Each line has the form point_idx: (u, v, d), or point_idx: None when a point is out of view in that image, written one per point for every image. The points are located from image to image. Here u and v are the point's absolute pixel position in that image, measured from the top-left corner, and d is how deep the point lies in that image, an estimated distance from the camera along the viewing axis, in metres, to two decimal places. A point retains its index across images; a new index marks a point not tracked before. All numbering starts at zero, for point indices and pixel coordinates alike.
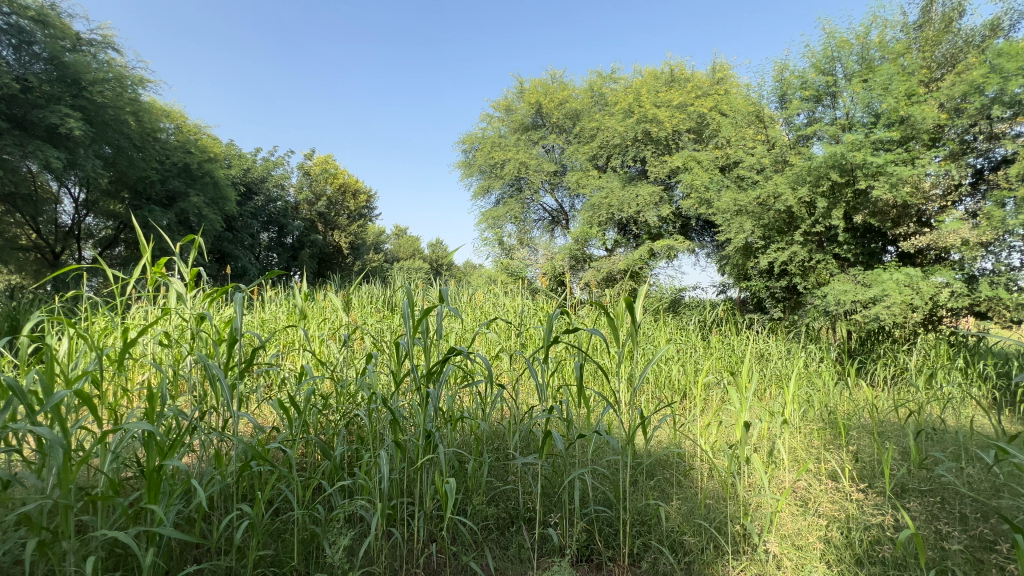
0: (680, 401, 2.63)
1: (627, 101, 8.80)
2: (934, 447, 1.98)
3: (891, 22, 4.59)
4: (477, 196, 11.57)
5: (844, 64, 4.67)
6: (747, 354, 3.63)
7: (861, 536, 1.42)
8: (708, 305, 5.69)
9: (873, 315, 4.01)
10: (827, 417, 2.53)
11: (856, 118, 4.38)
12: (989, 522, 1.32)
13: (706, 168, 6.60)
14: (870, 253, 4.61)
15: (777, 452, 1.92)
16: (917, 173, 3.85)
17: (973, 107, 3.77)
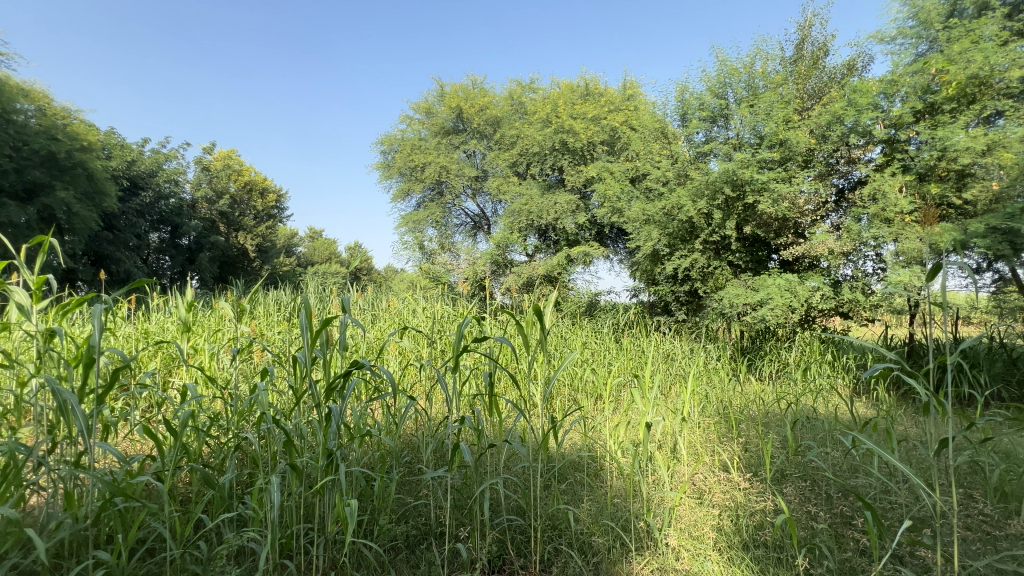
0: (593, 403, 2.73)
1: (545, 111, 9.06)
2: (808, 435, 2.22)
3: (772, 55, 5.17)
4: (397, 198, 11.25)
5: (734, 90, 5.18)
6: (655, 355, 3.87)
7: (748, 521, 1.54)
8: (621, 309, 5.99)
9: (760, 316, 4.46)
10: (722, 411, 2.76)
11: (745, 139, 4.87)
12: (849, 500, 1.50)
13: (618, 179, 6.96)
14: (758, 260, 5.12)
15: (678, 448, 2.04)
16: (794, 190, 4.36)
17: (836, 135, 4.36)
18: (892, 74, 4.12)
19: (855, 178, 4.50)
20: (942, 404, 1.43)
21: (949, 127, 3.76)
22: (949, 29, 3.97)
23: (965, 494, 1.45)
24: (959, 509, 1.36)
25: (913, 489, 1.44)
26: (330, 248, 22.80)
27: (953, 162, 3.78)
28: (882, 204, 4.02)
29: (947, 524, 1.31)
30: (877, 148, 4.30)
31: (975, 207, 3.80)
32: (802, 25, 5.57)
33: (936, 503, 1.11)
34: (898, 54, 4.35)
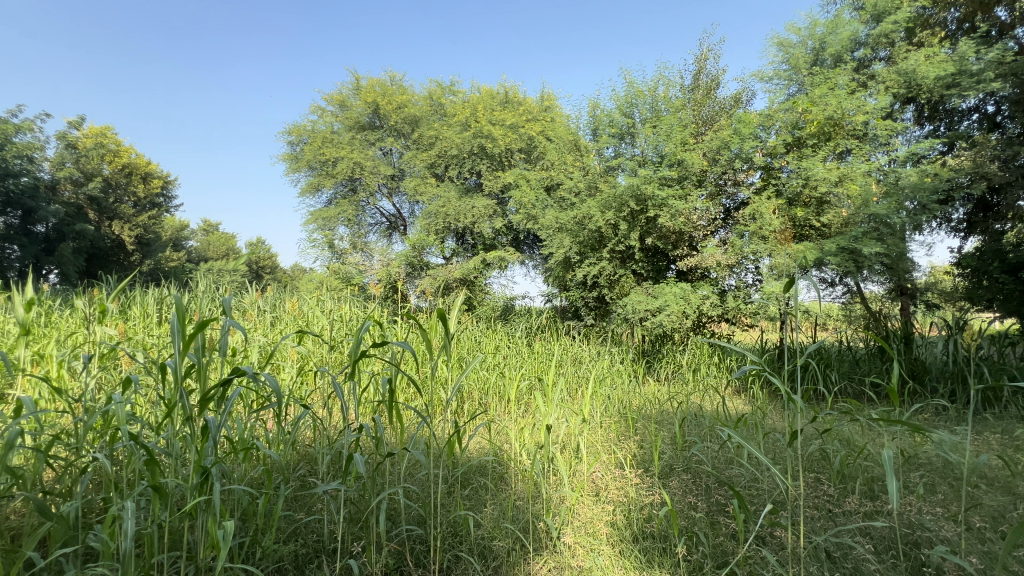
0: (500, 406, 2.75)
1: (464, 115, 9.05)
2: (695, 430, 2.42)
3: (673, 82, 5.63)
4: (305, 193, 10.56)
5: (640, 111, 5.58)
6: (563, 358, 4.01)
7: (638, 514, 1.64)
8: (535, 313, 6.15)
9: (658, 321, 4.81)
10: (622, 411, 2.92)
11: (648, 157, 5.25)
12: (724, 490, 1.65)
13: (534, 187, 7.15)
14: (658, 269, 5.53)
15: (579, 447, 2.13)
16: (689, 207, 4.78)
17: (724, 159, 4.83)
18: (768, 109, 4.72)
19: (736, 203, 5.04)
20: (798, 401, 1.63)
21: (811, 159, 4.36)
22: (815, 74, 4.83)
23: (813, 477, 1.68)
24: (808, 490, 1.57)
25: (774, 477, 1.63)
26: (227, 243, 20.79)
27: (814, 190, 4.38)
28: (760, 224, 4.50)
29: (799, 505, 1.50)
30: (757, 174, 4.85)
31: (830, 230, 4.44)
32: (699, 57, 6.14)
33: (790, 487, 1.27)
34: (773, 92, 5.01)
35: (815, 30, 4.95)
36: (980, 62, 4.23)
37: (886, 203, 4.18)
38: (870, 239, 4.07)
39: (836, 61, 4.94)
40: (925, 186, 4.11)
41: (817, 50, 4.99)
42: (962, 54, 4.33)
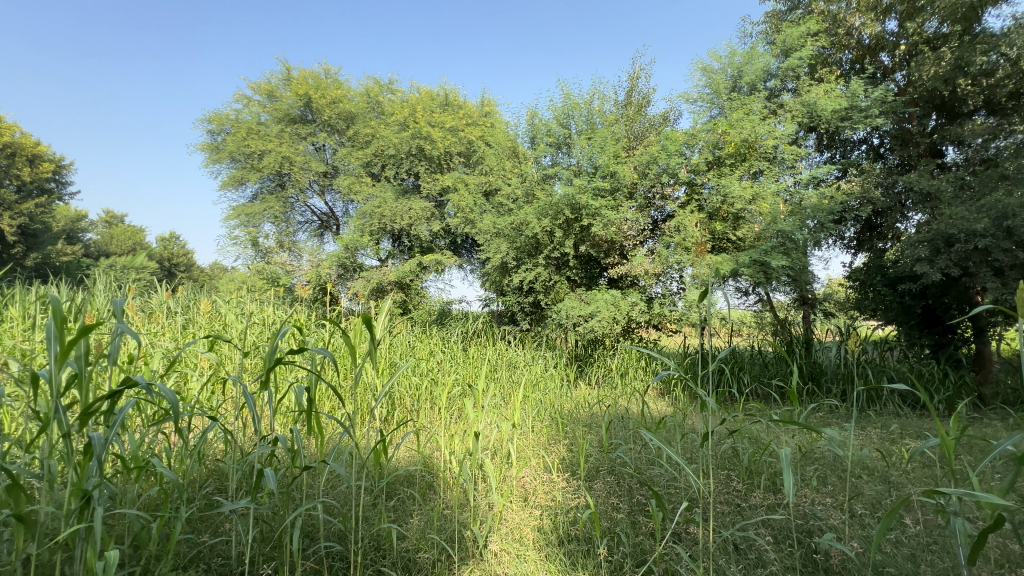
0: (432, 413, 2.70)
1: (402, 114, 8.86)
2: (620, 433, 2.51)
3: (607, 97, 5.87)
4: (227, 186, 9.83)
5: (576, 122, 5.77)
6: (498, 363, 4.02)
7: (564, 518, 1.66)
8: (471, 318, 6.12)
9: (590, 327, 4.97)
10: (553, 416, 2.97)
11: (583, 167, 5.42)
12: (645, 491, 1.72)
13: (472, 191, 7.13)
14: (591, 276, 5.70)
15: (509, 453, 2.13)
16: (620, 217, 4.98)
17: (652, 173, 5.10)
18: (692, 129, 5.06)
19: (663, 216, 5.31)
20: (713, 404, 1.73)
21: (729, 178, 4.72)
22: (733, 99, 5.25)
23: (723, 475, 1.80)
24: (718, 488, 1.68)
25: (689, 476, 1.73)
26: (134, 236, 18.85)
27: (731, 206, 4.73)
28: (683, 236, 4.77)
29: (711, 502, 1.59)
30: (682, 189, 5.16)
31: (744, 243, 4.81)
32: (631, 75, 6.44)
33: (703, 485, 1.35)
34: (697, 113, 5.38)
35: (733, 59, 5.37)
36: (868, 100, 4.81)
37: (791, 221, 4.61)
38: (777, 253, 4.47)
39: (751, 88, 5.39)
40: (823, 206, 4.58)
41: (735, 78, 5.41)
42: (854, 92, 4.89)
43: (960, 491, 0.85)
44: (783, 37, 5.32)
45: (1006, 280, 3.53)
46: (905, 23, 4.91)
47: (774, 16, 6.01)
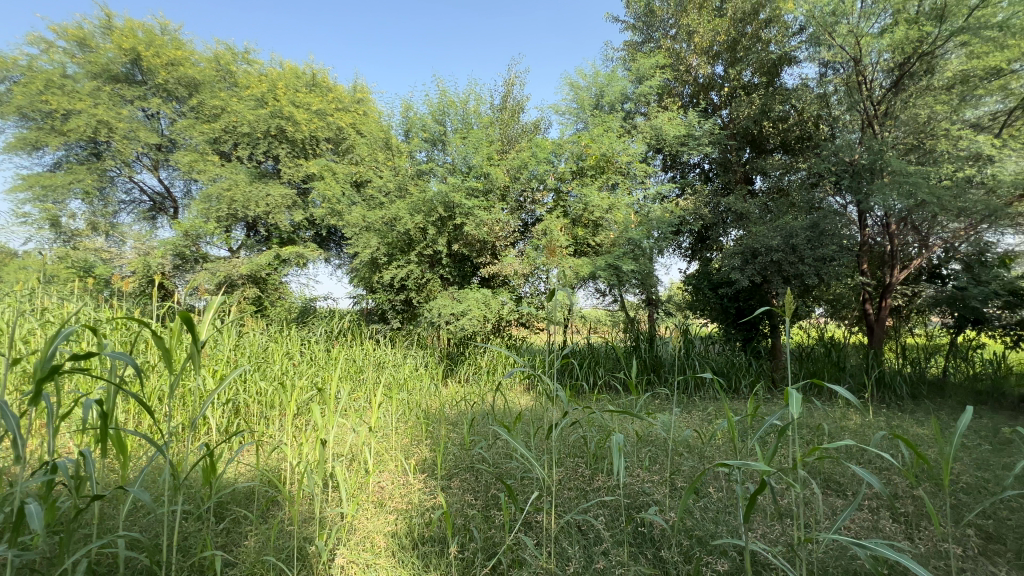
0: (282, 420, 2.46)
1: (260, 88, 7.92)
2: (483, 430, 2.56)
3: (483, 99, 5.96)
4: (13, 149, 7.80)
5: (452, 120, 5.76)
6: (365, 364, 3.82)
7: (418, 520, 1.64)
8: (337, 316, 5.72)
9: (461, 325, 5.00)
10: (418, 416, 2.91)
11: (457, 166, 5.43)
12: (497, 486, 1.78)
13: (341, 181, 6.68)
14: (464, 275, 5.74)
15: (366, 458, 2.03)
16: (491, 218, 5.09)
17: (524, 178, 5.30)
18: (559, 139, 5.40)
19: (533, 220, 5.56)
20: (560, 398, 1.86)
21: (590, 188, 5.14)
22: (595, 116, 5.72)
23: (572, 464, 1.95)
24: (566, 475, 1.81)
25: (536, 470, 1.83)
26: None
27: (591, 214, 5.16)
28: (549, 239, 5.04)
29: (560, 489, 1.71)
30: (549, 195, 5.47)
31: (601, 248, 5.27)
32: (507, 81, 6.63)
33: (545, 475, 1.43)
34: (564, 124, 5.74)
35: (596, 79, 5.87)
36: (700, 130, 5.62)
37: (640, 230, 5.18)
38: (626, 259, 5.00)
39: (611, 108, 5.94)
40: (665, 219, 5.23)
41: (598, 97, 5.92)
42: (690, 122, 5.68)
43: (741, 463, 1.04)
44: (637, 66, 5.97)
45: (791, 287, 4.39)
46: (728, 69, 5.86)
47: (631, 46, 6.71)
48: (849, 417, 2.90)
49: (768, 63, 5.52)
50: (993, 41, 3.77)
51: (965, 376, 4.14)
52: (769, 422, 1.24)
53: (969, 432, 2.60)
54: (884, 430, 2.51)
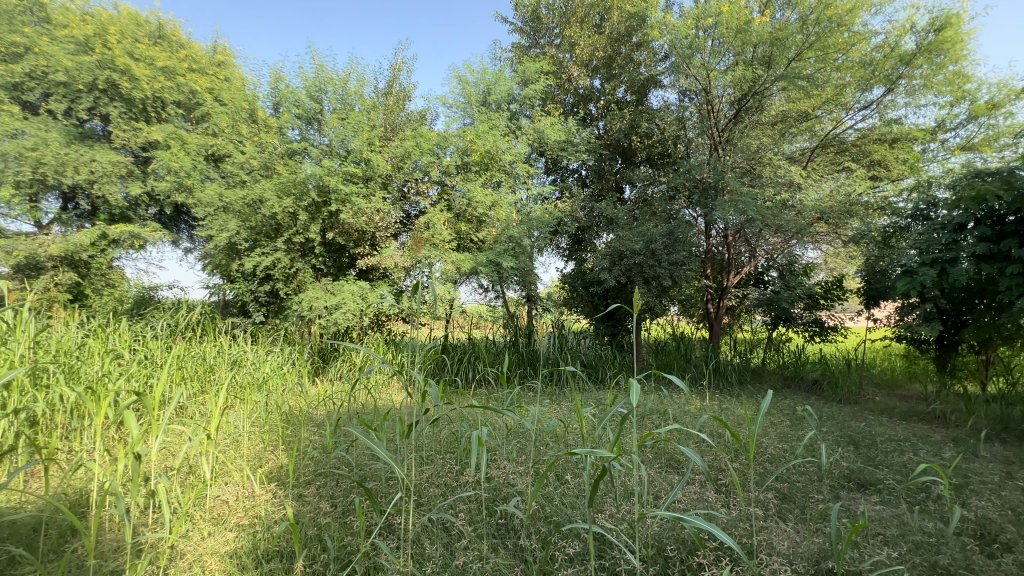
0: (95, 431, 2.06)
1: (83, 29, 6.45)
2: (349, 432, 2.39)
3: (365, 80, 5.62)
4: None
5: (330, 99, 5.34)
6: (217, 364, 3.37)
7: (263, 535, 1.47)
8: (184, 308, 4.98)
9: (333, 319, 4.67)
10: (278, 418, 2.65)
11: (334, 148, 5.05)
12: (354, 490, 1.68)
13: (193, 153, 5.81)
14: (339, 266, 5.34)
15: (203, 471, 1.78)
16: (370, 206, 4.82)
17: (407, 168, 5.11)
18: (444, 131, 5.33)
19: (416, 212, 5.39)
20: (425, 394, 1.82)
21: (474, 184, 5.17)
22: (482, 112, 5.76)
23: (438, 462, 1.93)
24: (431, 472, 1.80)
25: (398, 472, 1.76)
26: None
27: (475, 210, 5.19)
28: (431, 233, 4.93)
29: (425, 487, 1.69)
30: (434, 187, 5.35)
31: (484, 245, 5.32)
32: (393, 65, 6.32)
33: (403, 476, 1.38)
34: (450, 117, 5.67)
35: (484, 77, 5.94)
36: (579, 138, 5.98)
37: (521, 229, 5.34)
38: (507, 256, 5.12)
39: (498, 107, 6.02)
40: (545, 219, 5.46)
41: (485, 94, 5.97)
42: (570, 129, 6.01)
43: (588, 450, 1.12)
44: (523, 69, 6.14)
45: (650, 288, 4.88)
46: (604, 84, 6.32)
47: (518, 49, 6.88)
48: (690, 401, 3.30)
49: (638, 83, 6.07)
50: (803, 89, 4.60)
51: (776, 364, 5.02)
52: (616, 409, 1.37)
53: (776, 411, 3.14)
54: (715, 412, 2.91)
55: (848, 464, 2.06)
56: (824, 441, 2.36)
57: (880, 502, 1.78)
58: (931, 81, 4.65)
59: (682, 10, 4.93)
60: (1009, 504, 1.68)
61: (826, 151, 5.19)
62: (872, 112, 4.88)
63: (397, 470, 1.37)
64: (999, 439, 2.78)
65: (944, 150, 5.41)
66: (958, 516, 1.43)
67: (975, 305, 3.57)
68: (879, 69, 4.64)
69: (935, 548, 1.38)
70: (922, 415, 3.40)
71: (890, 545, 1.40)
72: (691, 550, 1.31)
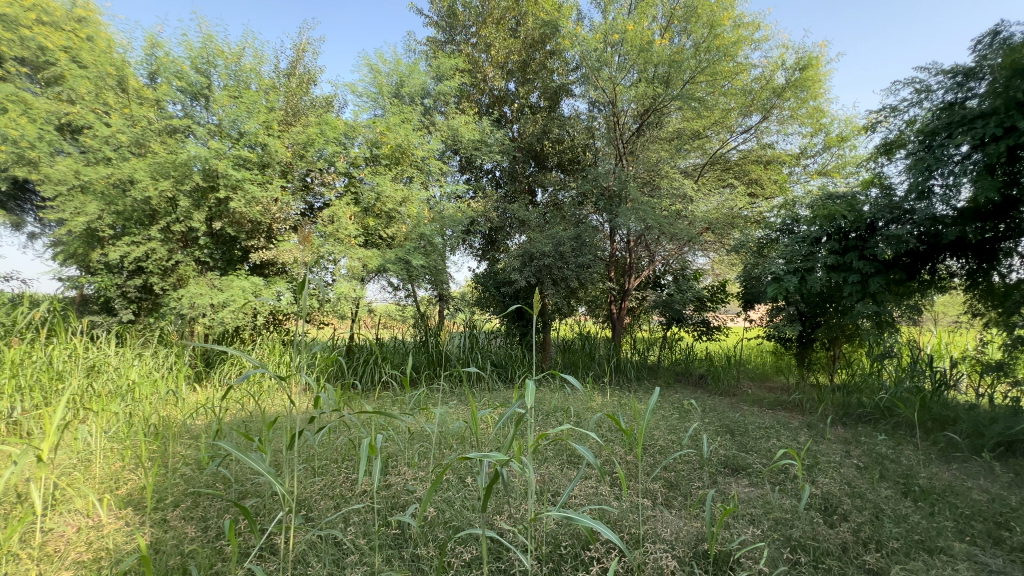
0: None
1: None
2: (232, 444, 2.14)
3: (263, 58, 5.13)
4: None
5: (220, 74, 4.77)
6: (66, 370, 2.87)
7: (110, 569, 1.26)
8: (24, 305, 4.17)
9: (220, 318, 4.20)
10: (145, 431, 2.31)
11: (224, 129, 4.54)
12: (230, 510, 1.51)
13: (40, 120, 4.89)
14: (229, 259, 4.82)
15: (35, 501, 1.49)
16: (266, 195, 4.41)
17: (310, 156, 4.75)
18: (352, 121, 5.05)
19: (320, 204, 5.04)
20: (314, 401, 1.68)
21: (384, 178, 4.95)
22: (394, 104, 5.54)
23: (334, 474, 1.83)
24: (324, 484, 1.71)
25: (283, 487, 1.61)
26: None
27: (384, 205, 4.98)
28: (336, 227, 4.63)
29: (316, 498, 1.61)
30: (341, 179, 5.05)
31: (394, 242, 5.13)
32: (297, 45, 5.81)
33: (283, 491, 1.25)
34: (359, 106, 5.38)
35: (397, 67, 5.74)
36: (493, 138, 6.00)
37: (432, 226, 5.23)
38: (417, 254, 4.99)
39: (411, 100, 5.84)
40: (457, 218, 5.39)
41: (398, 86, 5.76)
42: (484, 129, 6.01)
43: (483, 454, 1.11)
44: (438, 64, 6.02)
45: (558, 289, 5.04)
46: (519, 87, 6.42)
47: (434, 43, 6.76)
48: (592, 398, 3.45)
49: (551, 90, 6.26)
50: (696, 110, 5.05)
51: (670, 360, 5.45)
52: (514, 409, 1.39)
53: (667, 405, 3.39)
54: (614, 408, 3.07)
55: (725, 451, 2.28)
56: (705, 432, 2.59)
57: (749, 484, 1.99)
58: (796, 113, 5.38)
59: (593, 23, 5.16)
60: (847, 479, 1.96)
61: (714, 168, 5.78)
62: (751, 137, 5.51)
63: (278, 485, 1.21)
64: (841, 422, 3.26)
65: (805, 174, 6.27)
66: (808, 493, 1.64)
67: (826, 309, 4.13)
68: (757, 99, 5.19)
69: (790, 523, 1.57)
70: (785, 403, 3.88)
71: (755, 524, 1.57)
72: (585, 543, 1.35)
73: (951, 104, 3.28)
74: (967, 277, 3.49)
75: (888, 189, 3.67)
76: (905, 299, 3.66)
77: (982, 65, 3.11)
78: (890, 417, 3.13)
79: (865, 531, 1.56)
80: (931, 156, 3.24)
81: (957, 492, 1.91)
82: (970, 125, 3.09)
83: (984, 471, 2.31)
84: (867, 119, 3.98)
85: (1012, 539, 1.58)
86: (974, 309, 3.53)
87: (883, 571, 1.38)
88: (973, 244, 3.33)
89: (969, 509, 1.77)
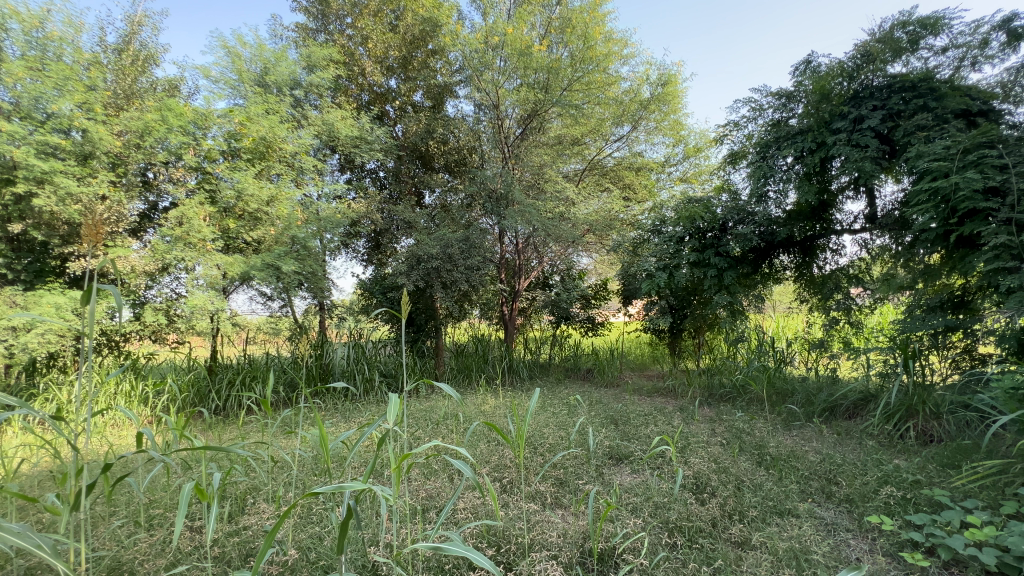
0: None
1: None
2: (21, 511, 1.65)
3: (81, 26, 4.20)
4: None
5: (15, 43, 3.75)
6: None
7: None
8: None
9: (19, 346, 3.32)
10: None
11: (24, 109, 3.64)
12: None
13: None
14: (38, 270, 3.87)
15: None
16: (86, 191, 3.61)
17: (148, 146, 3.99)
18: (203, 108, 4.38)
19: (166, 203, 4.28)
20: (133, 443, 1.31)
21: (246, 174, 4.38)
22: (257, 93, 4.96)
23: (170, 525, 1.50)
24: (153, 541, 1.39)
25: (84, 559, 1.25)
26: None
27: (247, 204, 4.39)
28: (186, 229, 3.94)
29: (139, 560, 1.29)
30: (192, 175, 4.35)
31: (260, 247, 4.54)
32: (130, 17, 4.81)
33: (63, 571, 0.95)
34: (213, 93, 4.71)
35: (261, 53, 5.15)
36: (374, 136, 5.66)
37: (307, 229, 4.76)
38: (290, 259, 4.50)
39: (278, 90, 5.27)
40: (336, 220, 4.98)
41: (262, 73, 5.16)
42: (363, 125, 5.66)
43: (336, 485, 0.92)
44: (309, 52, 5.53)
45: (448, 293, 4.90)
46: (401, 84, 6.17)
47: (304, 30, 6.26)
48: (484, 402, 3.39)
49: (434, 90, 6.14)
50: (574, 117, 5.28)
51: (560, 357, 5.62)
52: (378, 426, 1.33)
53: (558, 402, 3.45)
54: (505, 410, 3.03)
55: (610, 442, 2.35)
56: (591, 425, 2.67)
57: (631, 473, 2.06)
58: (660, 125, 5.92)
59: (473, 24, 5.15)
60: (712, 457, 2.13)
61: (593, 174, 6.12)
62: (623, 145, 5.92)
63: (57, 560, 0.93)
64: (706, 403, 3.60)
65: (669, 180, 6.96)
66: (681, 476, 1.72)
67: (691, 302, 4.53)
68: (627, 110, 5.58)
69: (668, 506, 1.64)
70: (661, 390, 4.21)
71: (636, 512, 1.61)
72: (469, 563, 1.27)
73: (778, 121, 3.82)
74: (795, 269, 4.07)
75: (734, 194, 4.14)
76: (751, 290, 4.16)
77: (800, 89, 3.66)
78: (745, 394, 3.53)
79: (730, 504, 1.69)
80: (766, 166, 3.75)
81: (798, 456, 2.18)
82: (792, 139, 3.64)
83: (815, 434, 2.70)
84: (716, 133, 4.48)
85: (840, 492, 1.82)
86: (802, 296, 4.15)
87: (746, 540, 1.49)
88: (799, 241, 3.91)
89: (807, 470, 2.02)
